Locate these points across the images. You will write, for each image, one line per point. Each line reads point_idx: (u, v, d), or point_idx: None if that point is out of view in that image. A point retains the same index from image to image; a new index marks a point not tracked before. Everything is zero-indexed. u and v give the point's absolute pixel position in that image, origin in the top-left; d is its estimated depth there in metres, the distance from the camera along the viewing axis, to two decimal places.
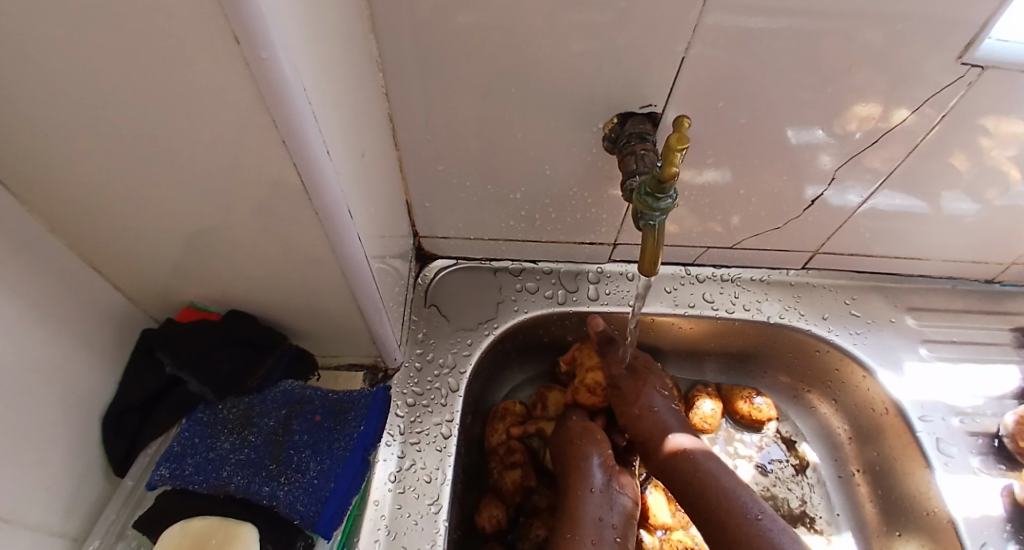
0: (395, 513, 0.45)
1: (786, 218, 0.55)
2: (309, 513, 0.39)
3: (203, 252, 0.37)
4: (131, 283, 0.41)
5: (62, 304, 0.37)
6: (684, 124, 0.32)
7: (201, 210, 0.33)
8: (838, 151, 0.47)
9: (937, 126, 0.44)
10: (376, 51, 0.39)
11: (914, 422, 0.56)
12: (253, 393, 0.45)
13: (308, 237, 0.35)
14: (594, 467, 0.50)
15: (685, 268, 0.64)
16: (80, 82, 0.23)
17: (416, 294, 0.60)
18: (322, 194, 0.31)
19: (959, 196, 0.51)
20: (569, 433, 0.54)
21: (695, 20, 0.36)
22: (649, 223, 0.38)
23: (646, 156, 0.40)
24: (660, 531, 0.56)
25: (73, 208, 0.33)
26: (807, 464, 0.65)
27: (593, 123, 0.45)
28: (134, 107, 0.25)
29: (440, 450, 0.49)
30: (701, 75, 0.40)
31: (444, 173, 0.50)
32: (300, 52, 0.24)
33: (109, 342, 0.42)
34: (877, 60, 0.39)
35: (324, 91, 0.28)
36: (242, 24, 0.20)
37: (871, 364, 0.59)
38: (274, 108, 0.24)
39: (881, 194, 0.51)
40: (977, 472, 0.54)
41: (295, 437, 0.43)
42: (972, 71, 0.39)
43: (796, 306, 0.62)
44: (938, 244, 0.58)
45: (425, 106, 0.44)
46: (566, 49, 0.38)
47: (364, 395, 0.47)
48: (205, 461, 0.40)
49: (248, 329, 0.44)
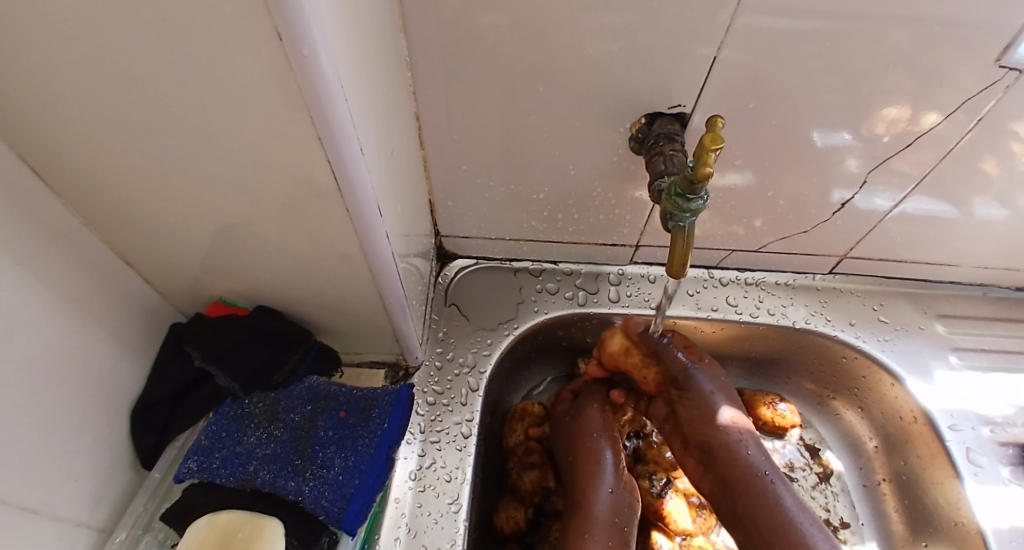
0: (416, 511, 0.45)
1: (813, 222, 0.54)
2: (333, 509, 0.39)
3: (232, 248, 0.37)
4: (161, 277, 0.42)
5: (93, 296, 0.38)
6: (718, 124, 0.32)
7: (233, 206, 0.33)
8: (865, 154, 0.46)
9: (969, 132, 0.43)
10: (405, 51, 0.39)
11: (943, 431, 0.55)
12: (278, 388, 0.45)
13: (337, 234, 0.35)
14: (605, 465, 0.50)
15: (708, 271, 0.63)
16: (124, 77, 0.24)
17: (437, 293, 0.60)
18: (354, 192, 0.31)
19: (992, 202, 0.50)
20: (583, 425, 0.53)
21: (727, 22, 0.35)
22: (678, 224, 0.37)
23: (675, 157, 0.40)
24: (679, 537, 0.55)
25: (108, 201, 0.34)
26: (831, 472, 0.64)
27: (620, 123, 0.44)
28: (174, 102, 0.25)
29: (460, 449, 0.49)
30: (730, 77, 0.40)
31: (468, 173, 0.50)
32: (338, 48, 0.24)
33: (138, 335, 0.43)
34: (911, 64, 0.38)
35: (359, 89, 0.28)
36: (285, 18, 0.20)
37: (900, 372, 0.58)
38: (311, 105, 0.24)
39: (911, 199, 0.50)
40: (1006, 483, 0.52)
41: (319, 433, 0.43)
42: (1009, 73, 0.38)
43: (822, 312, 0.61)
44: (968, 251, 0.57)
45: (451, 105, 0.44)
46: (596, 49, 0.38)
47: (388, 393, 0.46)
48: (232, 455, 0.41)
49: (275, 326, 0.44)
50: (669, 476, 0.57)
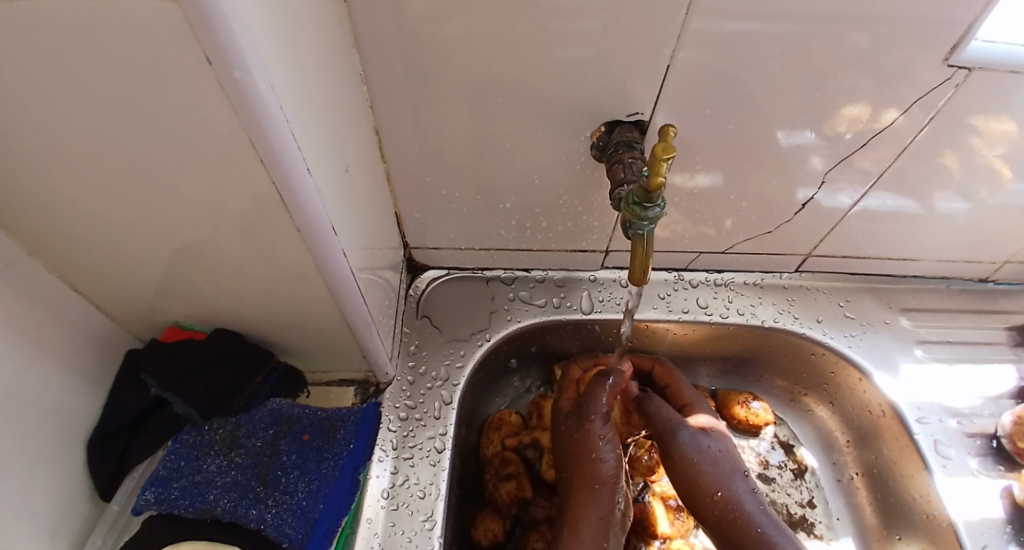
0: (388, 530, 0.45)
1: (779, 222, 0.55)
2: (298, 536, 0.40)
3: (187, 271, 0.37)
4: (115, 302, 0.41)
5: (41, 326, 0.36)
6: (669, 132, 0.32)
7: (182, 230, 0.32)
8: (828, 153, 0.47)
9: (926, 128, 0.44)
10: (359, 65, 0.39)
11: (911, 424, 0.56)
12: (239, 412, 0.45)
13: (292, 254, 0.34)
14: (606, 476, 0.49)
15: (679, 273, 0.63)
16: (49, 104, 0.23)
17: (408, 305, 0.59)
18: (305, 212, 0.30)
19: (952, 196, 0.51)
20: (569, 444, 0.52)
21: (680, 27, 0.36)
22: (638, 232, 0.38)
23: (635, 164, 0.40)
24: (658, 540, 0.56)
25: (51, 229, 0.32)
26: (805, 468, 0.65)
27: (580, 132, 0.44)
28: (108, 127, 0.24)
29: (434, 465, 0.49)
30: (687, 82, 0.40)
31: (433, 184, 0.50)
32: (276, 70, 0.24)
33: (91, 362, 0.41)
34: (870, 62, 0.38)
35: (303, 107, 0.28)
36: (213, 42, 0.19)
37: (867, 367, 0.59)
38: (250, 128, 0.24)
39: (873, 195, 0.51)
40: (975, 473, 0.54)
41: (283, 458, 0.43)
42: (959, 72, 0.39)
43: (791, 310, 0.62)
44: (931, 245, 0.58)
45: (411, 117, 0.43)
46: (552, 58, 0.38)
47: (353, 413, 0.48)
48: (191, 485, 0.41)
49: (234, 348, 0.43)
50: (646, 480, 0.58)
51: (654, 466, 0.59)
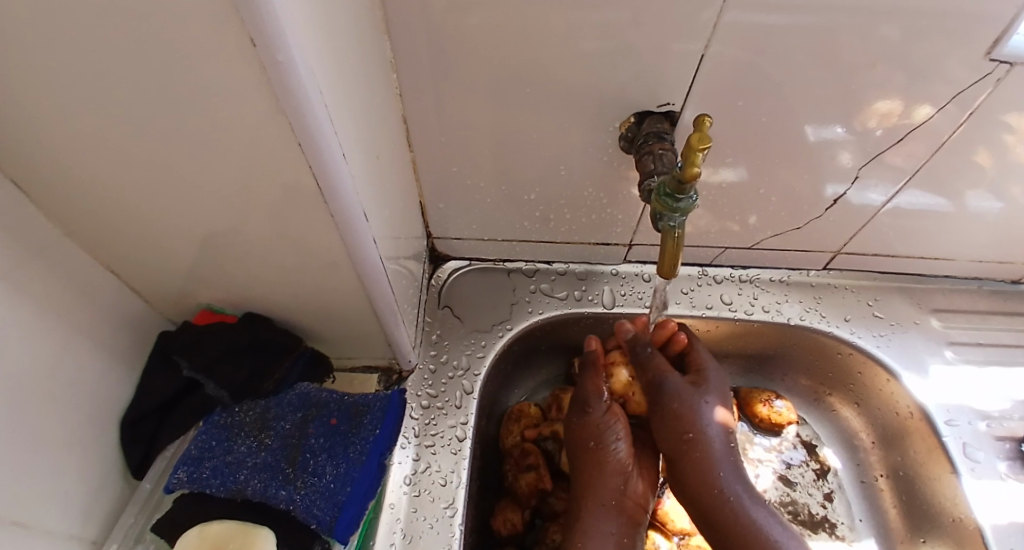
0: (411, 516, 0.45)
1: (807, 218, 0.54)
2: (325, 518, 0.40)
3: (219, 256, 0.37)
4: (148, 286, 0.42)
5: (77, 308, 0.37)
6: (704, 123, 0.32)
7: (218, 215, 0.33)
8: (860, 149, 0.46)
9: (963, 124, 0.43)
10: (389, 53, 0.39)
11: (939, 426, 0.55)
12: (267, 395, 0.46)
13: (323, 241, 0.34)
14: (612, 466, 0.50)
15: (702, 269, 0.63)
16: (97, 89, 0.23)
17: (430, 295, 0.59)
18: (337, 198, 0.30)
19: (986, 194, 0.49)
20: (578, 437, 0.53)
21: (713, 18, 0.35)
22: (668, 224, 0.37)
23: (664, 156, 0.40)
24: (678, 536, 0.55)
25: (91, 213, 0.33)
26: (828, 468, 0.64)
27: (608, 123, 0.44)
28: (149, 109, 0.24)
29: (456, 453, 0.49)
30: (719, 74, 0.39)
31: (458, 175, 0.50)
32: (314, 55, 0.24)
33: (124, 344, 0.42)
34: (905, 57, 0.37)
35: (337, 93, 0.28)
36: (257, 26, 0.19)
37: (895, 368, 0.58)
38: (289, 113, 0.24)
39: (905, 192, 0.50)
40: (1004, 478, 0.52)
41: (310, 441, 0.44)
42: (1000, 67, 0.38)
43: (817, 308, 0.61)
44: (964, 245, 0.56)
45: (438, 107, 0.43)
46: (581, 48, 0.38)
47: (378, 399, 0.48)
48: (222, 465, 0.41)
49: (262, 333, 0.44)
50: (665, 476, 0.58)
51: None
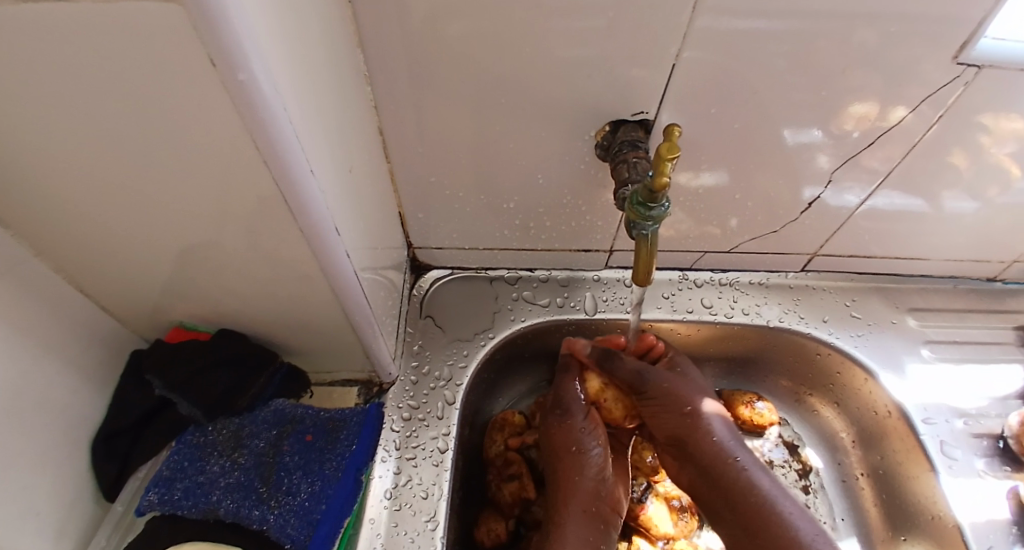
0: (391, 531, 0.45)
1: (785, 221, 0.55)
2: (299, 537, 0.40)
3: (191, 272, 0.37)
4: (120, 303, 0.41)
5: (45, 327, 0.37)
6: (675, 132, 0.32)
7: (186, 231, 0.32)
8: (835, 152, 0.46)
9: (934, 126, 0.43)
10: (363, 65, 0.39)
11: (917, 425, 0.55)
12: (243, 412, 0.45)
13: (295, 255, 0.34)
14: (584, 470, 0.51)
15: (683, 272, 0.63)
16: (53, 108, 0.23)
17: (412, 305, 0.59)
18: (308, 213, 0.30)
19: (960, 194, 0.50)
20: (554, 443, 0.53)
21: (685, 26, 0.35)
22: (642, 232, 0.37)
23: (639, 164, 0.40)
24: (661, 540, 0.56)
25: (55, 231, 0.33)
26: (810, 468, 0.64)
27: (584, 131, 0.44)
28: (108, 127, 0.24)
29: (437, 465, 0.49)
30: (694, 80, 0.39)
31: (437, 185, 0.50)
32: (281, 71, 0.24)
33: (94, 363, 0.42)
34: (878, 60, 0.38)
35: (306, 108, 0.28)
36: (218, 44, 0.19)
37: (873, 368, 0.58)
38: (255, 130, 0.24)
39: (880, 194, 0.50)
40: (981, 475, 0.53)
41: (286, 458, 0.43)
42: (969, 70, 0.38)
43: (797, 310, 0.61)
44: (939, 244, 0.57)
45: (414, 116, 0.43)
46: (556, 57, 0.38)
47: (356, 414, 0.48)
48: (194, 486, 0.41)
49: (237, 350, 0.44)
50: (649, 481, 0.58)
51: (657, 467, 0.58)
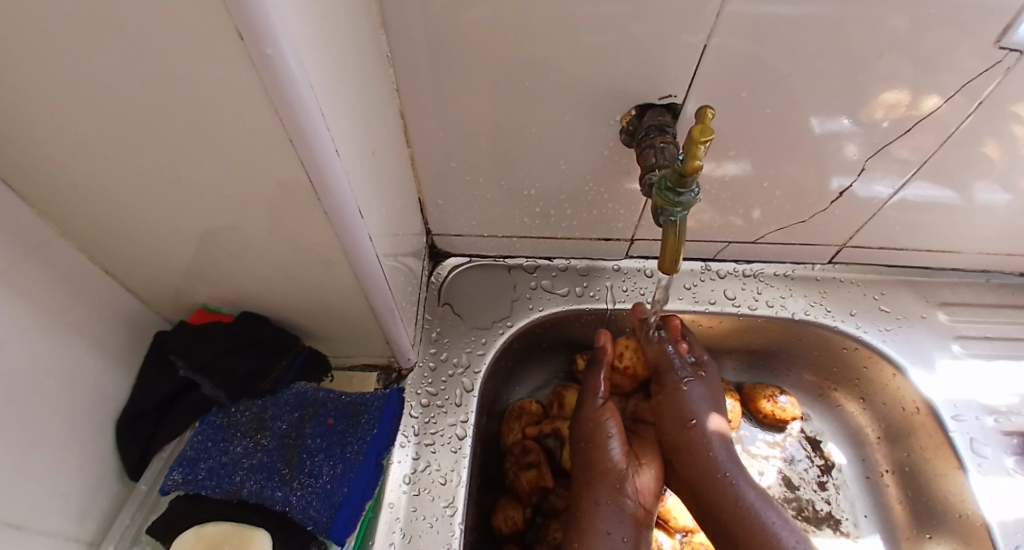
0: (410, 516, 0.45)
1: (812, 212, 0.53)
2: (322, 519, 0.40)
3: (214, 255, 0.37)
4: (144, 286, 0.41)
5: (72, 308, 0.37)
6: (707, 115, 0.31)
7: (211, 213, 0.32)
8: (865, 141, 0.45)
9: (970, 116, 0.42)
10: (385, 47, 0.38)
11: (946, 421, 0.54)
12: (265, 394, 0.46)
13: (319, 238, 0.34)
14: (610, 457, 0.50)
15: (705, 263, 0.62)
16: (84, 86, 0.23)
17: (430, 292, 0.59)
18: (331, 194, 0.30)
19: (994, 186, 0.48)
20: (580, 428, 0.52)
21: (716, 9, 0.34)
22: (670, 219, 0.37)
23: (666, 149, 0.39)
24: (680, 533, 0.55)
25: (83, 213, 0.33)
26: (832, 464, 0.63)
27: (609, 116, 0.43)
28: (138, 107, 0.24)
29: (455, 452, 0.49)
30: (724, 64, 0.38)
31: (457, 171, 0.50)
32: (305, 47, 0.23)
33: (119, 345, 0.42)
34: (913, 46, 0.36)
35: (330, 87, 0.27)
36: (243, 18, 0.18)
37: (902, 363, 0.57)
38: (280, 108, 0.23)
39: (912, 185, 0.49)
40: (1011, 473, 0.51)
41: (307, 441, 0.44)
42: (1009, 56, 0.37)
43: (822, 302, 0.60)
44: (972, 237, 0.56)
45: (435, 101, 0.43)
46: (581, 40, 0.37)
47: (377, 398, 0.47)
48: (218, 466, 0.41)
49: (259, 333, 0.44)
50: None
51: None
